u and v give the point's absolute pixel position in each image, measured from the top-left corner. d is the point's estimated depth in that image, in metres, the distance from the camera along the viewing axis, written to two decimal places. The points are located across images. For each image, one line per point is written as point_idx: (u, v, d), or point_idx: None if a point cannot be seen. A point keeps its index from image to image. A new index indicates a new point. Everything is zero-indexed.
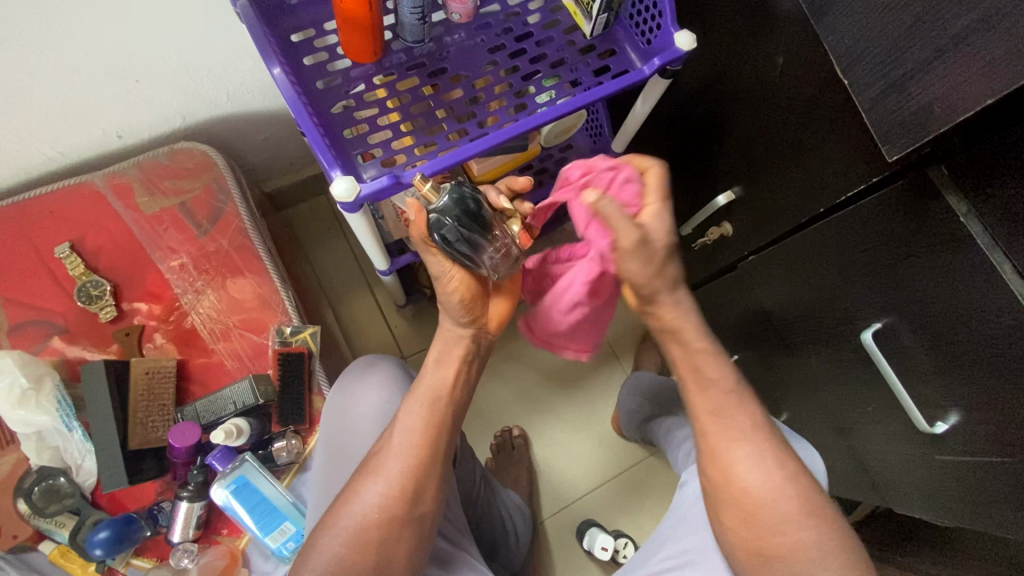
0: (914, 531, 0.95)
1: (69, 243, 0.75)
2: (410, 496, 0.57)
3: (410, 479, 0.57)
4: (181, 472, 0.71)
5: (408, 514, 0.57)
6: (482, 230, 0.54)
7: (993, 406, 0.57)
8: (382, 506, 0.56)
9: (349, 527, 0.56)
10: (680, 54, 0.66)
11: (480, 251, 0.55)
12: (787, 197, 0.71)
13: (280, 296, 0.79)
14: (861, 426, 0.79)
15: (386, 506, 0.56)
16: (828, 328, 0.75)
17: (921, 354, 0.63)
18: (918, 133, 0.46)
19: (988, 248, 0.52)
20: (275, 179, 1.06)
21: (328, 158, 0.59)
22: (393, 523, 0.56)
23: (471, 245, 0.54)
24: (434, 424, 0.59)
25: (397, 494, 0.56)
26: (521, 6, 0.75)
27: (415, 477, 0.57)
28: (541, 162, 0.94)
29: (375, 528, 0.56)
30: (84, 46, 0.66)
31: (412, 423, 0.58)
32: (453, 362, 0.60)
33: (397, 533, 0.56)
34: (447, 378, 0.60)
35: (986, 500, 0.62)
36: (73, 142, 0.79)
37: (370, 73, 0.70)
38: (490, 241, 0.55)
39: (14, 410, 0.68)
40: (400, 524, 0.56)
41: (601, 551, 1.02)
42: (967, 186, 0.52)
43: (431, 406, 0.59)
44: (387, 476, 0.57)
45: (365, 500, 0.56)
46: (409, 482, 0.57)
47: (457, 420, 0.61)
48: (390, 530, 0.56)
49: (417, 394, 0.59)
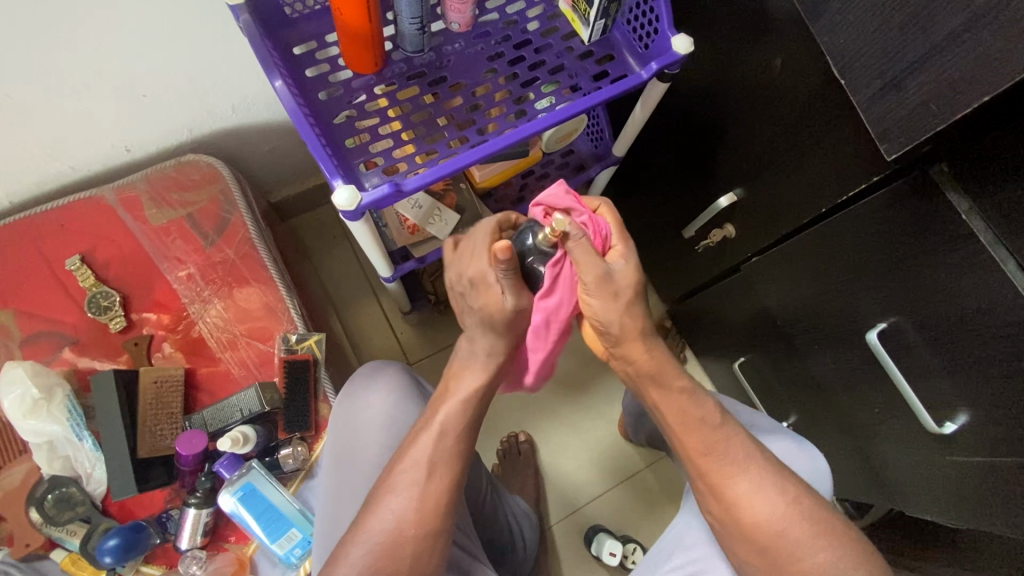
0: (928, 537, 0.93)
1: (80, 255, 0.76)
2: (441, 508, 0.57)
3: (442, 489, 0.57)
4: (188, 480, 0.72)
5: (439, 526, 0.57)
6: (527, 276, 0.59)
7: (1001, 403, 0.57)
8: (415, 518, 0.56)
9: (378, 540, 0.55)
10: (677, 57, 0.67)
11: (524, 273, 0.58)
12: (789, 197, 0.71)
13: (286, 304, 0.79)
14: (869, 428, 0.78)
15: (419, 518, 0.56)
16: (833, 330, 0.75)
17: (928, 354, 0.63)
18: (916, 131, 0.46)
19: (990, 245, 0.52)
20: (281, 190, 1.08)
21: (331, 167, 0.60)
22: (425, 536, 0.56)
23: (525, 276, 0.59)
24: (459, 436, 0.59)
25: (429, 505, 0.56)
26: (519, 14, 0.76)
27: (444, 488, 0.57)
28: (542, 168, 0.95)
29: (406, 541, 0.55)
30: (93, 60, 0.67)
31: (445, 432, 0.59)
32: (488, 376, 0.61)
33: (428, 546, 0.56)
34: (473, 389, 0.60)
35: (997, 502, 0.61)
36: (83, 156, 0.81)
37: (372, 83, 0.71)
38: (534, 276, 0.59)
39: (25, 419, 0.69)
40: (431, 537, 0.56)
41: (609, 557, 1.02)
42: (966, 184, 0.52)
43: (462, 413, 0.60)
44: (418, 487, 0.56)
45: (394, 514, 0.56)
46: (439, 494, 0.57)
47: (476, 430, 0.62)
48: (422, 544, 0.56)
49: (449, 402, 0.60)
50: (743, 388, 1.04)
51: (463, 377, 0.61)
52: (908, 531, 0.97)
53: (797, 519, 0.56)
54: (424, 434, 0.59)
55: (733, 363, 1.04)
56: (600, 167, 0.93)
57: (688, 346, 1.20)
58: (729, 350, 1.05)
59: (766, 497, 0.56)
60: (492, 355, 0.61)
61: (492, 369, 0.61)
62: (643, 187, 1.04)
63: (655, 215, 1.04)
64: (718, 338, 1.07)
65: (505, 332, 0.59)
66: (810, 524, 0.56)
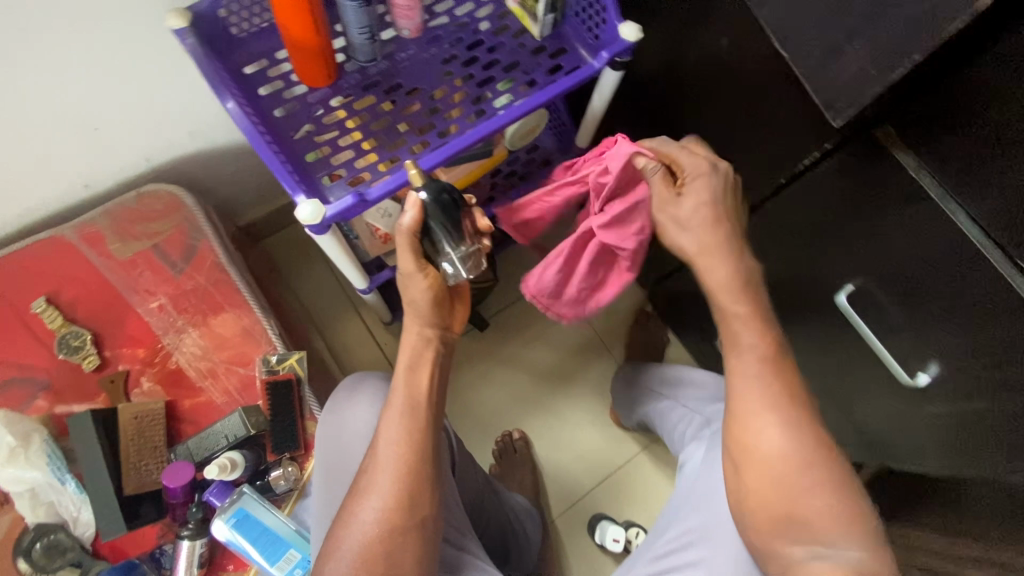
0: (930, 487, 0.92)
1: (45, 297, 0.75)
2: (406, 503, 0.58)
3: (404, 487, 0.58)
4: (179, 513, 0.70)
5: (408, 521, 0.58)
6: (452, 226, 0.56)
7: (968, 350, 0.59)
8: (381, 519, 0.57)
9: (354, 547, 0.57)
10: (626, 45, 0.68)
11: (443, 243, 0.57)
12: (750, 171, 0.72)
13: (263, 325, 0.78)
14: (850, 389, 0.80)
15: (386, 517, 0.57)
16: (805, 297, 0.77)
17: (896, 311, 0.65)
18: (858, 95, 0.47)
19: (941, 199, 0.54)
20: (249, 212, 1.06)
21: (292, 183, 0.60)
22: (395, 535, 0.57)
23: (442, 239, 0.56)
24: (416, 432, 0.60)
25: (394, 505, 0.58)
26: (468, 15, 0.76)
27: (408, 483, 0.58)
28: (508, 166, 0.96)
29: (378, 543, 0.57)
30: (40, 98, 0.66)
31: (392, 433, 0.60)
32: (426, 363, 0.62)
33: (401, 544, 0.57)
34: (422, 385, 0.61)
35: (974, 447, 0.63)
36: (41, 197, 0.79)
37: (328, 96, 0.71)
38: (456, 240, 0.57)
39: (4, 468, 0.67)
40: (404, 532, 0.57)
41: (613, 543, 1.04)
42: (913, 143, 0.54)
43: (405, 412, 0.61)
44: (381, 488, 0.58)
45: (363, 518, 0.57)
46: (402, 490, 0.58)
47: (438, 421, 0.62)
48: (395, 539, 0.57)
49: (391, 404, 0.61)
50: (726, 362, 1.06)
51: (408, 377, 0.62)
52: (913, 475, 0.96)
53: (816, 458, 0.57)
54: (379, 438, 0.60)
55: (715, 340, 1.06)
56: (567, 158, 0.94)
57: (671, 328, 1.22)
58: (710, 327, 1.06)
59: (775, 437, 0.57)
60: (425, 348, 0.62)
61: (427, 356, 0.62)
62: None
63: None
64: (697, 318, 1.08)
65: (428, 323, 0.61)
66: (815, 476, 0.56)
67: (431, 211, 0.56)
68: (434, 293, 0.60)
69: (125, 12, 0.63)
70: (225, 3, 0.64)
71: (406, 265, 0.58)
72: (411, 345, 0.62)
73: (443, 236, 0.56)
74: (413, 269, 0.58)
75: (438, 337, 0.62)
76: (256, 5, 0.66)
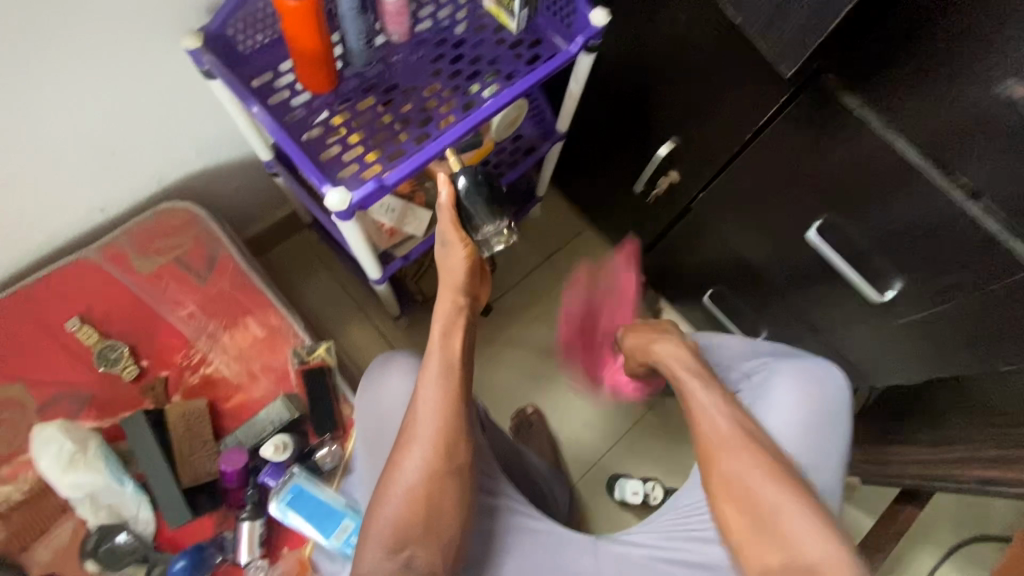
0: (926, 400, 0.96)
1: (78, 316, 0.78)
2: (445, 452, 0.63)
3: (444, 437, 0.64)
4: (234, 497, 0.75)
5: (448, 469, 0.63)
6: (485, 207, 0.71)
7: (924, 259, 0.68)
8: (424, 467, 0.63)
9: (402, 492, 0.62)
10: (596, 30, 0.76)
11: (477, 221, 0.71)
12: (718, 132, 0.81)
13: (290, 322, 0.83)
14: (829, 320, 0.88)
15: (428, 465, 0.63)
16: (780, 240, 0.85)
17: (860, 237, 0.73)
18: (802, 46, 0.57)
19: (883, 130, 0.63)
20: (252, 226, 1.11)
21: (317, 175, 0.66)
22: (437, 482, 0.62)
23: (477, 219, 0.71)
24: (451, 390, 0.66)
25: (435, 454, 0.63)
26: (449, 18, 0.83)
27: (448, 433, 0.64)
28: (496, 155, 1.03)
29: (423, 488, 0.62)
30: (64, 123, 0.71)
31: (431, 392, 0.65)
32: (456, 331, 0.70)
33: (443, 488, 0.63)
34: (455, 347, 0.69)
35: (946, 339, 0.73)
36: (61, 224, 0.83)
37: (331, 101, 0.77)
38: (490, 220, 0.72)
39: (65, 474, 0.70)
40: (444, 479, 0.63)
41: (633, 496, 1.11)
42: (856, 84, 0.63)
43: (441, 374, 0.66)
44: (422, 439, 0.64)
45: (408, 467, 0.63)
46: (442, 441, 0.64)
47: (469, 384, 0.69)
48: (437, 486, 0.63)
49: (431, 368, 0.67)
50: (717, 318, 1.12)
51: (443, 341, 0.69)
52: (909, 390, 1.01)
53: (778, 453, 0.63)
54: (418, 396, 0.66)
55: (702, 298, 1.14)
56: (550, 143, 1.01)
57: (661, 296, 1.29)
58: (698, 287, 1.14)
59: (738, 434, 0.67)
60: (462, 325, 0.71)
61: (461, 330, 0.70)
62: (589, 158, 1.14)
63: (605, 181, 1.13)
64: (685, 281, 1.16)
65: (461, 292, 0.72)
66: (770, 487, 0.63)
67: (469, 194, 0.70)
68: (470, 263, 0.72)
69: (140, 33, 0.68)
70: (232, 23, 0.69)
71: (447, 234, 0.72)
72: (445, 311, 0.71)
73: (476, 214, 0.71)
74: (455, 240, 0.71)
75: (467, 305, 0.72)
76: (261, 22, 0.71)
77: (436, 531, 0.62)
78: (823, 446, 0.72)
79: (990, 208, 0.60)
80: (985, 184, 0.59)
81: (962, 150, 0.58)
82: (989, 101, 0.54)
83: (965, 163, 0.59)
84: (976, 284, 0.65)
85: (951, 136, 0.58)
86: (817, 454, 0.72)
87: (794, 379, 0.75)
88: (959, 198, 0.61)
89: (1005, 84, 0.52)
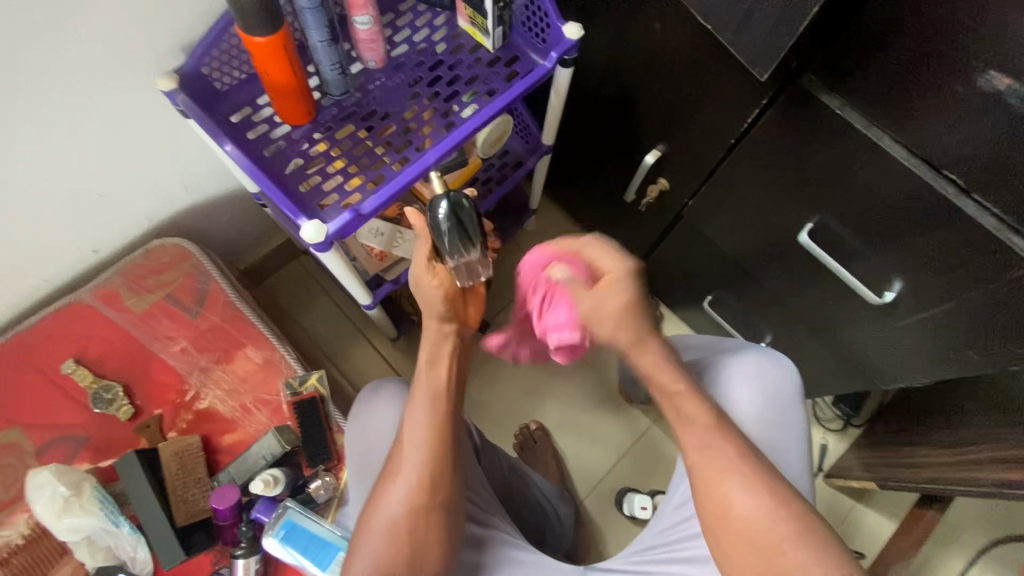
0: (960, 403, 0.95)
1: (73, 358, 0.80)
2: (428, 486, 0.61)
3: (427, 470, 0.62)
4: (229, 534, 0.76)
5: (429, 503, 0.61)
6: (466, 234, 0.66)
7: (923, 260, 0.66)
8: (407, 501, 0.61)
9: (382, 526, 0.61)
10: (571, 43, 0.76)
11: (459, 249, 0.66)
12: (702, 137, 0.79)
13: (281, 352, 0.84)
14: (831, 322, 0.86)
15: (409, 500, 0.61)
16: (774, 243, 0.83)
17: (853, 238, 0.71)
18: (775, 50, 0.55)
19: (867, 129, 0.61)
20: (247, 256, 1.12)
21: (292, 208, 0.67)
22: (421, 513, 0.61)
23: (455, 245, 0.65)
24: (437, 418, 0.63)
25: (418, 487, 0.61)
26: (426, 41, 0.83)
27: (431, 466, 0.62)
28: (484, 173, 1.03)
29: (404, 523, 0.60)
30: (52, 173, 0.73)
31: (418, 420, 0.63)
32: (443, 358, 0.66)
33: (428, 520, 0.61)
34: (442, 375, 0.65)
35: (951, 343, 0.70)
36: (56, 266, 0.85)
37: (310, 131, 0.77)
38: (469, 246, 0.66)
39: (60, 519, 0.71)
40: (425, 513, 0.61)
41: (642, 511, 1.08)
42: (835, 86, 0.61)
43: (431, 399, 0.64)
44: (405, 472, 0.62)
45: (390, 501, 0.61)
46: (425, 474, 0.62)
47: (458, 411, 0.66)
48: (417, 519, 0.61)
49: (417, 392, 0.65)
50: (719, 322, 1.11)
51: (432, 370, 0.65)
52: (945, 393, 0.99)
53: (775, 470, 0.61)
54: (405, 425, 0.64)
55: (703, 303, 1.12)
56: (537, 157, 1.00)
57: (662, 303, 1.28)
58: (697, 293, 1.12)
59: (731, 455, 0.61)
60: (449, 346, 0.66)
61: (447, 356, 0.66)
62: (579, 169, 1.13)
63: (597, 191, 1.12)
64: (685, 287, 1.14)
65: (446, 319, 0.66)
66: (775, 509, 0.59)
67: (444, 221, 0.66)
68: (447, 292, 0.66)
69: (119, 79, 0.70)
70: (207, 61, 0.70)
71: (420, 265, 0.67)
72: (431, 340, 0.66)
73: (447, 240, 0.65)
74: (425, 267, 0.66)
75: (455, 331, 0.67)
76: (235, 59, 0.72)
77: (418, 566, 0.60)
78: (778, 440, 0.71)
79: (982, 204, 0.57)
80: (973, 181, 0.56)
81: (948, 146, 0.55)
82: (972, 94, 0.51)
83: (953, 161, 0.56)
84: (971, 284, 0.63)
85: (936, 132, 0.55)
86: (772, 449, 0.71)
87: (718, 377, 0.75)
88: (951, 194, 0.58)
89: (987, 76, 0.49)
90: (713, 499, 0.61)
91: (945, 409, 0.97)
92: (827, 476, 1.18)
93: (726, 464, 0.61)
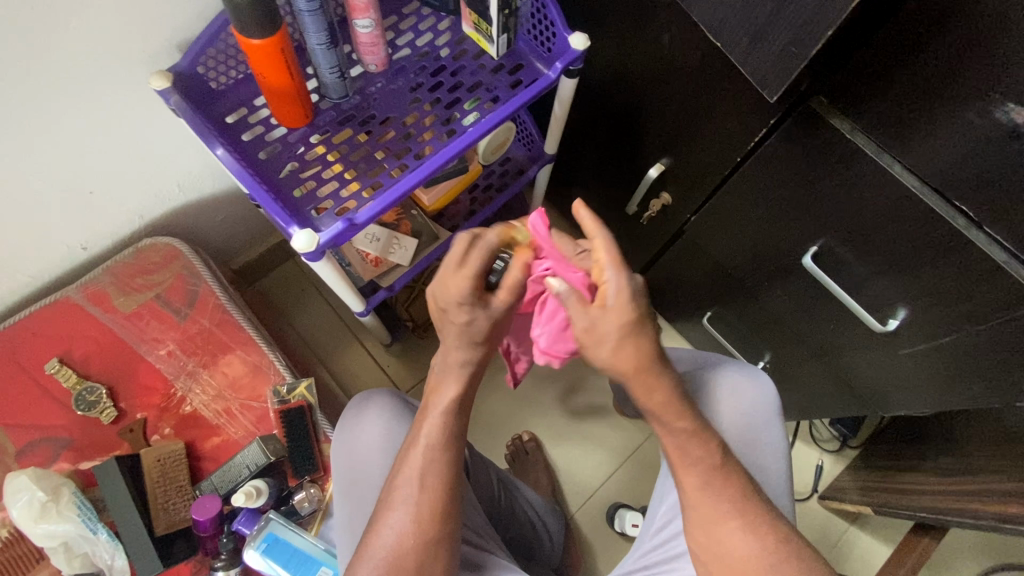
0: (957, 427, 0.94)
1: (57, 358, 0.81)
2: (437, 516, 0.60)
3: (436, 500, 0.60)
4: (211, 545, 0.78)
5: (439, 533, 0.60)
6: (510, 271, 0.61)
7: (929, 290, 0.64)
8: (413, 532, 0.59)
9: (384, 558, 0.59)
10: (577, 53, 0.75)
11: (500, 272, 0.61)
12: (706, 155, 0.78)
13: (270, 358, 0.86)
14: (832, 346, 0.84)
15: (417, 532, 0.59)
16: (776, 264, 0.81)
17: (858, 263, 0.70)
18: (784, 73, 0.53)
19: (877, 155, 0.59)
20: (241, 255, 1.10)
21: (285, 217, 0.66)
22: (427, 545, 0.59)
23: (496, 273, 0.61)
24: (446, 448, 0.61)
25: (426, 518, 0.60)
26: (430, 45, 0.81)
27: (439, 497, 0.60)
28: (485, 179, 1.02)
29: (409, 554, 0.59)
30: (44, 172, 0.72)
31: (426, 446, 0.61)
32: (457, 383, 0.61)
33: (435, 554, 0.60)
34: (454, 399, 0.61)
35: (954, 377, 0.68)
36: (44, 264, 0.84)
37: (307, 134, 0.75)
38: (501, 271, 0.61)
39: (37, 525, 0.72)
40: (433, 544, 0.60)
41: (633, 528, 1.07)
42: (843, 109, 0.59)
43: (446, 424, 0.61)
44: (411, 503, 0.60)
45: (393, 530, 0.59)
46: (433, 505, 0.60)
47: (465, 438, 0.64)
48: (425, 550, 0.59)
49: (429, 413, 0.62)
50: (716, 338, 1.10)
51: (439, 391, 0.62)
52: (946, 417, 0.96)
53: (772, 511, 0.60)
54: (412, 450, 0.61)
55: (703, 318, 1.10)
56: (539, 166, 0.98)
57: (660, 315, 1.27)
58: (697, 307, 1.10)
59: (726, 470, 0.60)
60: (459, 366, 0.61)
61: (465, 382, 0.62)
62: (582, 178, 1.11)
63: (598, 201, 1.10)
64: (684, 300, 1.12)
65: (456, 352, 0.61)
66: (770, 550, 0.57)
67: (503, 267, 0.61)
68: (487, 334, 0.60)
69: (111, 79, 0.68)
70: (203, 61, 0.69)
71: (523, 265, 0.57)
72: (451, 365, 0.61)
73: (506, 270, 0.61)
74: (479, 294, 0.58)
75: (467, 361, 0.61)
76: (231, 58, 0.71)
77: None
78: (772, 467, 0.70)
79: (992, 237, 0.55)
80: (986, 215, 0.54)
81: (960, 176, 0.54)
82: (988, 126, 0.49)
83: (964, 194, 0.54)
84: (978, 318, 0.61)
85: (947, 162, 0.54)
86: (760, 471, 0.70)
87: (705, 411, 0.72)
88: (963, 226, 0.56)
89: (1004, 109, 0.47)
90: (708, 536, 0.60)
91: (943, 436, 0.96)
92: (822, 498, 1.16)
93: (723, 497, 0.59)
